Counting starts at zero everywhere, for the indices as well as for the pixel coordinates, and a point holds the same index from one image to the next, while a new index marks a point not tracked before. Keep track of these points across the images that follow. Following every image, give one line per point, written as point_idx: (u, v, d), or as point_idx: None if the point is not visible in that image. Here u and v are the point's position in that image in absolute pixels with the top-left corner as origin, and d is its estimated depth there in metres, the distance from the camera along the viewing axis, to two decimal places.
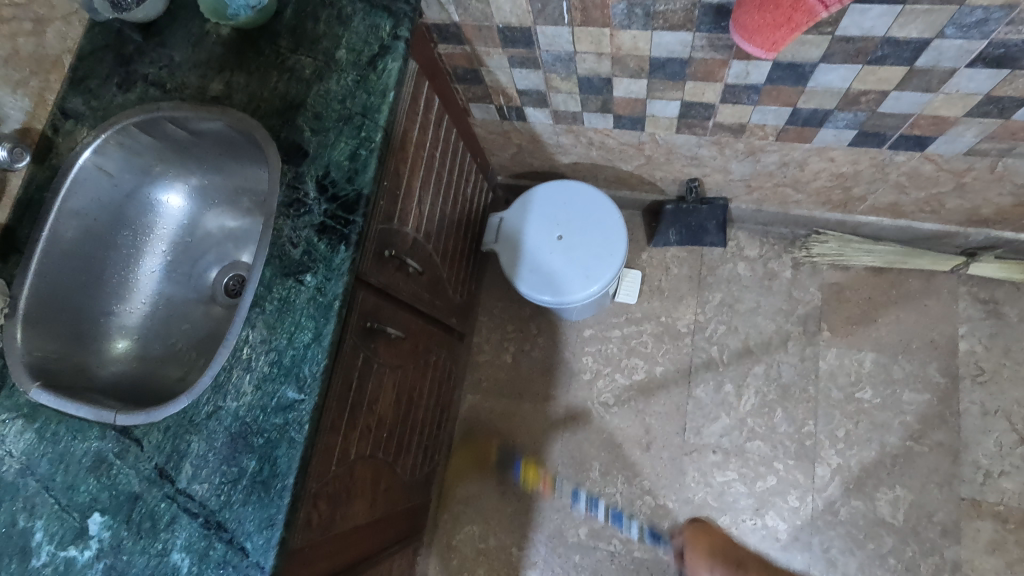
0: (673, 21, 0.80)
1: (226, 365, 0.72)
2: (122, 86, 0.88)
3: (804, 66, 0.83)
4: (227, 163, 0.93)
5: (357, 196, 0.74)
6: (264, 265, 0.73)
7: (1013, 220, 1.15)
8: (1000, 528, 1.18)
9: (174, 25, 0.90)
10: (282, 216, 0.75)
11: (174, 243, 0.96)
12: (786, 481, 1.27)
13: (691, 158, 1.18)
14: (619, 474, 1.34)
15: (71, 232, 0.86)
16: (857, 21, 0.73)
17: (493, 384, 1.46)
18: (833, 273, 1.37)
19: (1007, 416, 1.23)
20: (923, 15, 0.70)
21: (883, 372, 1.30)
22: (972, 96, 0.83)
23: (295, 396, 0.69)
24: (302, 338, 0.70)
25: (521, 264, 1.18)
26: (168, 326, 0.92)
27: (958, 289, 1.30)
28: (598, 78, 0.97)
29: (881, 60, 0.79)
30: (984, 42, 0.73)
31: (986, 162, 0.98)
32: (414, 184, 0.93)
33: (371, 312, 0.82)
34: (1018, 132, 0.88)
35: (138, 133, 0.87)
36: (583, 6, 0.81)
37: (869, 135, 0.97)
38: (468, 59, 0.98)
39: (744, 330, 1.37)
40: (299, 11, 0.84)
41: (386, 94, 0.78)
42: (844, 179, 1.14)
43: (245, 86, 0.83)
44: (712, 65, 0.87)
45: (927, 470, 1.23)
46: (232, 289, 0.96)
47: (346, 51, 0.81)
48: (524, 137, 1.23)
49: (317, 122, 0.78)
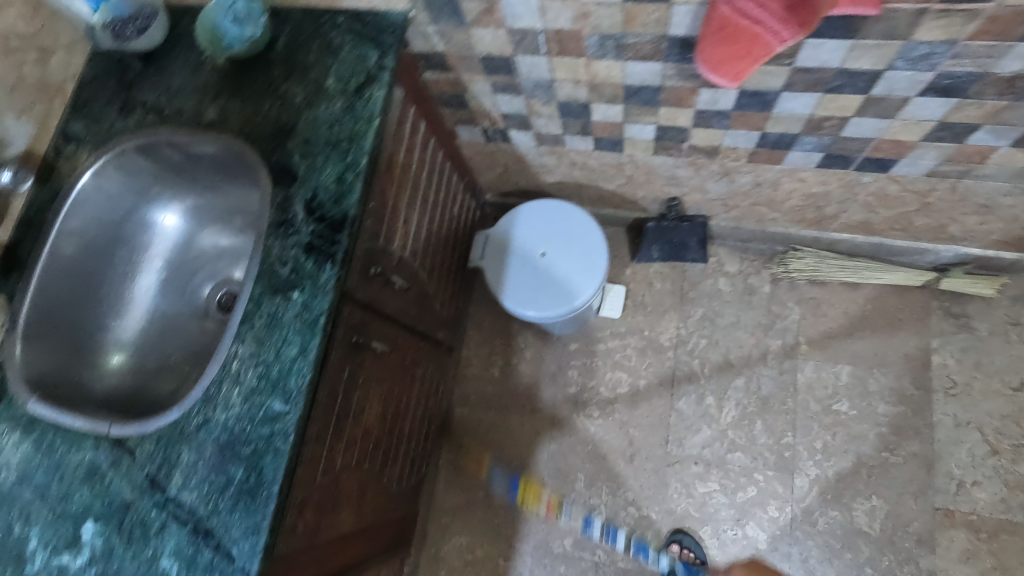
0: (643, 52, 0.85)
1: (217, 378, 0.75)
2: (121, 111, 0.92)
3: (768, 94, 0.88)
4: (221, 184, 0.97)
5: (343, 217, 0.79)
6: (254, 282, 0.77)
7: (979, 238, 1.19)
8: (973, 538, 1.21)
9: (172, 53, 0.94)
10: (272, 236, 0.79)
11: (170, 260, 1.00)
12: (765, 492, 1.30)
13: (669, 178, 1.22)
14: (603, 486, 1.37)
15: (70, 250, 0.90)
16: (813, 54, 0.78)
17: (481, 396, 1.49)
18: (810, 288, 1.41)
19: (978, 427, 1.26)
20: (873, 49, 0.75)
21: (859, 385, 1.33)
22: (927, 122, 0.87)
23: (282, 408, 0.72)
24: (289, 352, 0.74)
25: (506, 279, 1.22)
26: (162, 341, 0.96)
27: (931, 304, 1.35)
28: (576, 104, 1.02)
29: (839, 89, 0.84)
30: (931, 74, 0.78)
31: (947, 183, 1.02)
32: (400, 204, 0.97)
33: (357, 327, 0.86)
34: (974, 155, 0.93)
35: (136, 156, 0.91)
36: (559, 39, 0.86)
37: (835, 157, 1.02)
38: (453, 84, 1.03)
39: (725, 343, 1.41)
40: (292, 42, 0.89)
41: (372, 121, 0.82)
42: (816, 198, 1.19)
43: (239, 112, 0.88)
44: (682, 92, 0.92)
45: (902, 480, 1.26)
46: (225, 304, 1.00)
47: (334, 80, 0.86)
48: (510, 157, 1.28)
49: (307, 147, 0.83)
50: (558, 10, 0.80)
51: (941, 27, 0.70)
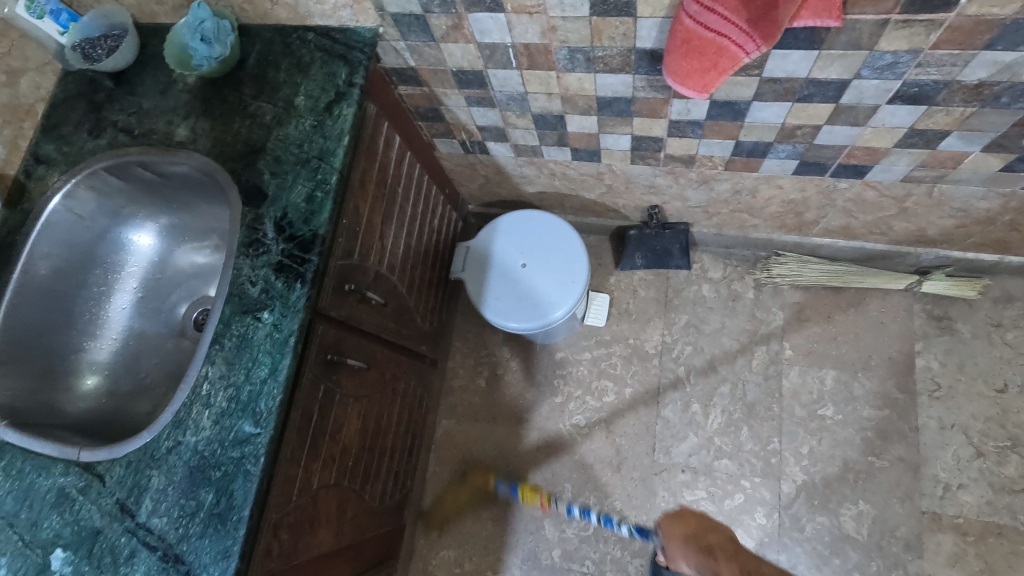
0: (613, 64, 0.85)
1: (187, 401, 0.74)
2: (93, 132, 0.92)
3: (739, 104, 0.88)
4: (196, 203, 0.97)
5: (314, 235, 0.78)
6: (224, 303, 0.77)
7: (959, 240, 1.20)
8: (960, 541, 1.21)
9: (143, 73, 0.94)
10: (241, 256, 0.78)
11: (145, 280, 0.99)
12: (753, 499, 1.30)
13: (648, 186, 1.22)
14: (591, 496, 1.37)
15: (42, 272, 0.89)
16: (780, 64, 0.78)
17: (467, 408, 1.48)
18: (794, 293, 1.41)
19: (963, 430, 1.26)
20: (839, 59, 0.75)
21: (844, 390, 1.33)
22: (898, 129, 0.87)
23: (252, 430, 0.72)
24: (259, 373, 0.73)
25: (488, 291, 1.22)
26: (137, 361, 0.95)
27: (914, 307, 1.35)
28: (551, 115, 1.02)
29: (809, 98, 0.84)
30: (898, 82, 0.78)
31: (923, 188, 1.03)
32: (376, 220, 0.97)
33: (332, 345, 0.85)
34: (946, 161, 0.93)
35: (108, 177, 0.91)
36: (528, 53, 0.86)
37: (811, 165, 1.02)
38: (427, 98, 1.03)
39: (709, 350, 1.41)
40: (261, 60, 0.89)
41: (341, 138, 0.82)
42: (795, 205, 1.19)
43: (210, 131, 0.87)
44: (655, 103, 0.92)
45: (888, 485, 1.26)
46: (201, 322, 0.99)
47: (304, 98, 0.85)
48: (490, 169, 1.28)
49: (276, 165, 0.82)
50: (525, 25, 0.80)
51: (903, 38, 0.70)
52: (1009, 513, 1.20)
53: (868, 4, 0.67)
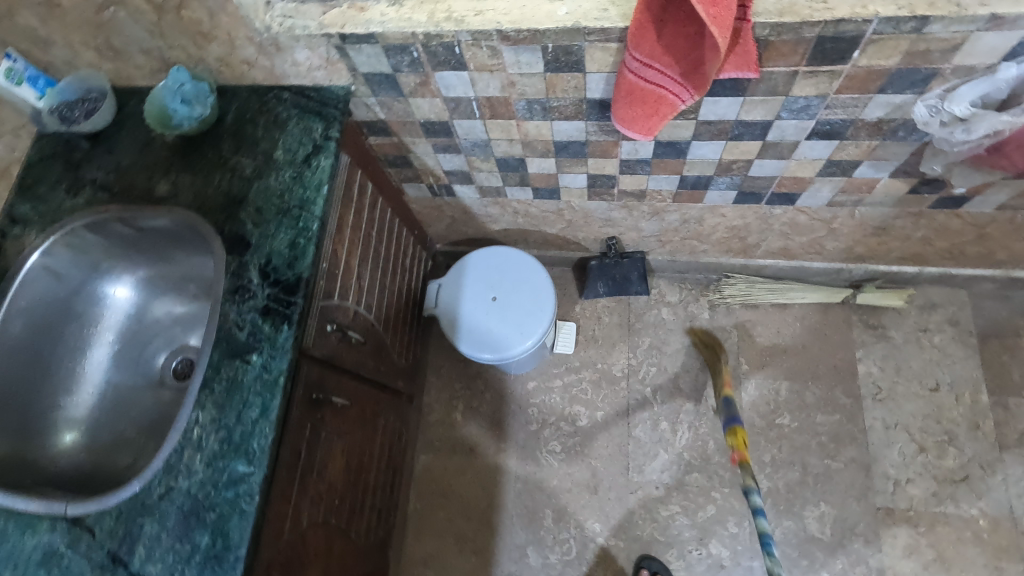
0: (567, 113, 0.94)
1: (178, 447, 0.76)
2: (70, 190, 0.94)
3: (680, 143, 0.99)
4: (174, 255, 0.99)
5: (298, 279, 0.82)
6: (212, 348, 0.79)
7: (883, 255, 1.34)
8: (913, 533, 1.30)
9: (121, 132, 0.98)
10: (228, 302, 0.82)
11: (122, 332, 1.01)
12: (724, 509, 1.37)
13: (606, 220, 1.32)
14: (570, 520, 1.40)
15: (18, 331, 0.89)
16: (712, 109, 0.89)
17: (445, 442, 1.51)
18: (745, 311, 1.52)
19: (905, 428, 1.37)
20: (761, 104, 0.87)
21: (797, 398, 1.43)
22: (817, 160, 1.00)
23: (246, 469, 0.74)
24: (250, 414, 0.76)
25: (461, 324, 1.28)
26: (117, 414, 0.96)
27: (851, 317, 1.47)
28: (513, 159, 1.10)
29: (740, 137, 0.96)
30: (812, 121, 0.90)
31: (846, 210, 1.16)
32: (353, 262, 1.02)
33: (316, 383, 0.89)
34: (862, 186, 1.06)
35: (86, 234, 0.93)
36: (491, 105, 0.94)
37: (748, 194, 1.14)
38: (397, 147, 1.10)
39: (673, 370, 1.49)
40: (239, 117, 0.94)
41: (320, 188, 0.87)
42: (738, 230, 1.30)
43: (190, 185, 0.91)
44: (606, 145, 1.02)
45: (845, 485, 1.35)
46: (181, 371, 1.01)
47: (283, 151, 0.91)
48: (456, 210, 1.36)
49: (258, 215, 0.87)
50: (487, 81, 0.89)
51: (812, 85, 0.82)
52: (953, 503, 1.31)
53: (780, 59, 0.78)
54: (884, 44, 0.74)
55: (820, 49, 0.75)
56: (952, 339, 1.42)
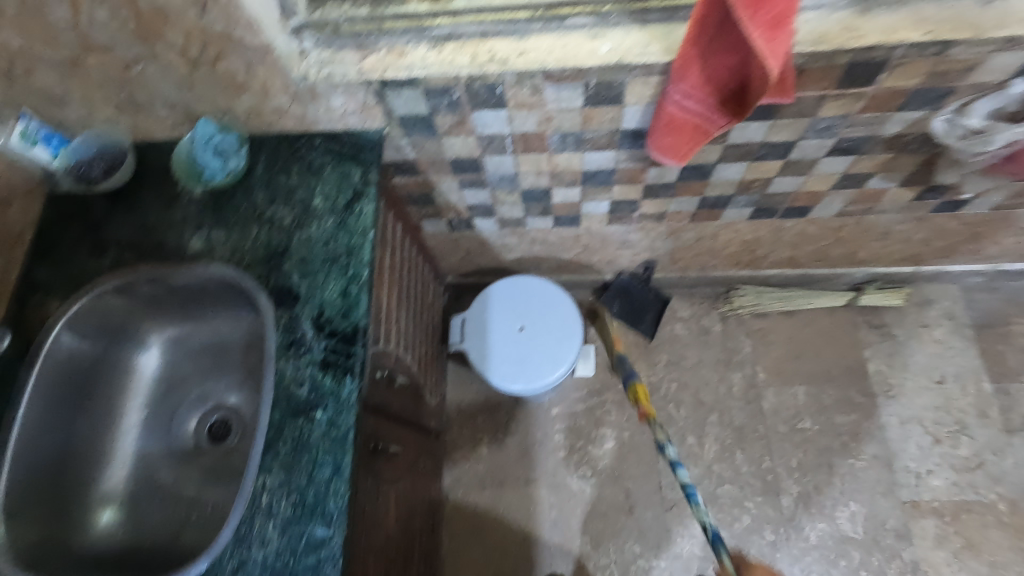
0: (599, 143, 0.96)
1: (246, 516, 0.72)
2: (93, 253, 0.90)
3: (706, 166, 1.03)
4: (204, 309, 0.94)
5: (355, 329, 0.80)
6: (273, 408, 0.77)
7: (883, 258, 1.40)
8: (940, 523, 1.34)
9: (142, 189, 0.94)
10: (283, 358, 0.79)
11: (152, 395, 0.96)
12: (758, 518, 1.39)
13: (622, 242, 1.35)
14: (609, 544, 1.39)
15: (45, 405, 0.84)
16: (741, 133, 0.93)
17: (473, 477, 1.48)
18: (755, 321, 1.56)
19: (920, 421, 1.43)
20: (789, 126, 0.91)
21: (815, 401, 1.47)
22: (834, 174, 1.05)
23: (324, 532, 0.71)
24: (322, 474, 0.73)
25: (490, 357, 1.27)
26: (153, 484, 0.91)
27: (856, 319, 1.53)
28: (538, 190, 1.11)
29: (764, 157, 1.00)
30: (834, 139, 0.94)
31: (854, 219, 1.22)
32: (391, 306, 1.00)
33: (373, 433, 0.86)
34: (871, 196, 1.12)
35: (111, 297, 0.88)
36: (524, 140, 0.95)
37: (764, 210, 1.18)
38: (422, 185, 1.10)
39: (693, 384, 1.52)
40: (270, 166, 0.92)
41: (366, 234, 0.86)
42: (749, 244, 1.35)
43: (226, 241, 0.88)
44: (634, 171, 1.04)
45: (870, 482, 1.39)
46: (217, 433, 0.95)
47: (321, 199, 0.89)
48: (473, 242, 1.36)
49: (304, 266, 0.85)
50: (524, 117, 0.90)
51: (839, 106, 0.86)
52: (973, 490, 1.36)
53: (811, 83, 0.82)
54: (908, 67, 0.79)
55: (849, 74, 0.80)
56: (951, 332, 1.49)
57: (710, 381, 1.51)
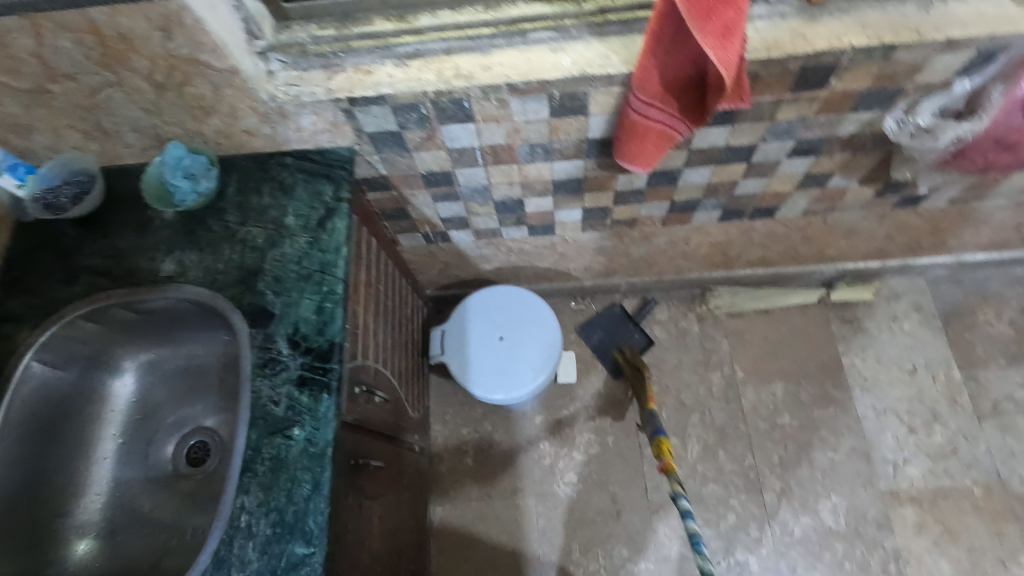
0: (568, 153, 0.98)
1: (226, 538, 0.72)
2: (63, 280, 0.89)
3: (672, 171, 1.05)
4: (178, 334, 0.95)
5: (330, 344, 0.81)
6: (249, 428, 0.77)
7: (850, 254, 1.44)
8: (919, 511, 1.37)
9: (112, 215, 0.94)
10: (259, 377, 0.79)
11: (127, 423, 0.95)
12: (744, 515, 1.40)
13: (597, 249, 1.37)
14: (598, 550, 1.39)
15: (16, 438, 0.82)
16: (703, 138, 0.95)
17: (460, 490, 1.48)
18: (732, 321, 1.59)
19: (895, 412, 1.46)
20: (749, 130, 0.94)
21: (793, 397, 1.50)
22: (796, 175, 1.08)
23: (305, 550, 0.71)
24: (301, 491, 0.73)
25: (471, 368, 1.27)
26: (131, 512, 0.90)
27: (829, 315, 1.57)
28: (511, 201, 1.13)
29: (728, 161, 1.03)
30: (793, 141, 0.98)
31: (820, 217, 1.25)
32: (369, 321, 1.01)
33: (353, 449, 0.86)
34: (834, 195, 1.16)
35: (83, 324, 0.88)
36: (494, 152, 0.97)
37: (732, 212, 1.21)
38: (395, 201, 1.11)
39: (674, 386, 1.54)
40: (242, 187, 0.93)
41: (340, 250, 0.87)
42: (721, 246, 1.38)
43: (198, 262, 0.88)
44: (603, 179, 1.07)
45: (850, 475, 1.41)
46: (196, 457, 0.96)
47: (294, 218, 0.90)
48: (450, 255, 1.37)
49: (278, 284, 0.85)
50: (492, 130, 0.91)
51: (795, 109, 0.89)
52: (948, 476, 1.39)
53: (767, 89, 0.85)
54: (857, 70, 0.82)
55: (802, 78, 0.83)
56: (920, 323, 1.54)
57: (691, 382, 1.53)
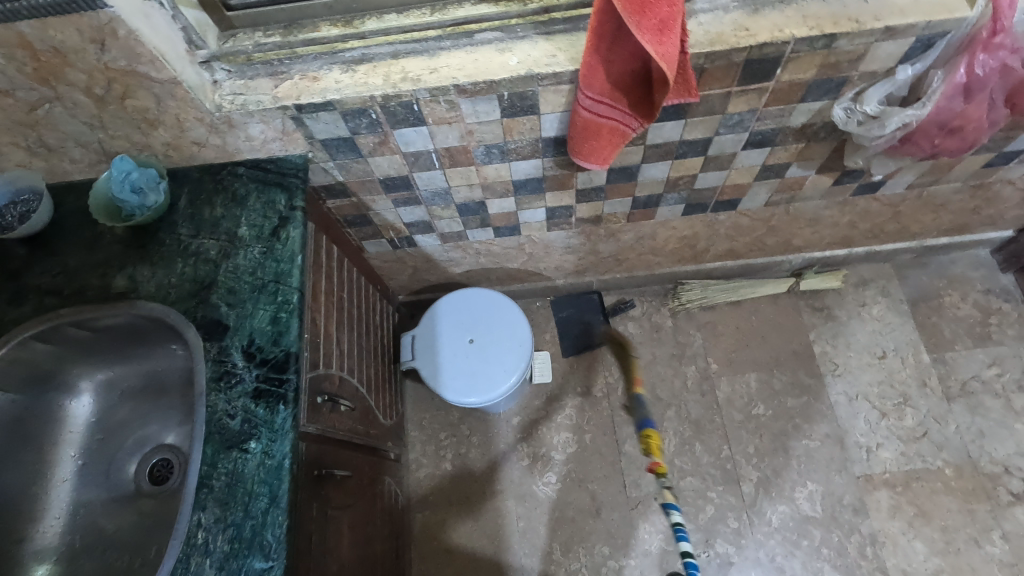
0: (524, 153, 0.98)
1: (182, 557, 0.70)
2: (12, 301, 0.87)
3: (631, 168, 1.06)
4: (135, 350, 0.93)
5: (286, 354, 0.80)
6: (205, 443, 0.75)
7: (816, 243, 1.46)
8: (893, 494, 1.39)
9: (63, 232, 0.92)
10: (214, 391, 0.78)
11: (87, 444, 0.93)
12: (722, 507, 1.41)
13: (565, 248, 1.37)
14: (579, 549, 1.39)
15: None
16: (657, 133, 0.96)
17: (439, 495, 1.47)
18: (704, 314, 1.60)
19: (866, 397, 1.48)
20: (701, 124, 0.95)
21: (766, 387, 1.51)
22: (754, 167, 1.09)
23: (264, 565, 0.70)
24: (258, 504, 0.72)
25: (443, 373, 1.27)
26: (93, 535, 0.88)
27: (799, 304, 1.59)
28: (473, 203, 1.13)
29: (685, 155, 1.03)
30: (747, 133, 0.98)
31: (782, 208, 1.26)
32: (331, 329, 1.00)
33: (317, 460, 0.85)
34: (794, 184, 1.17)
35: (35, 344, 0.85)
36: (450, 154, 0.97)
37: (695, 205, 1.22)
38: (356, 207, 1.10)
39: (649, 381, 1.54)
40: (194, 199, 0.92)
41: (294, 259, 0.86)
42: (688, 240, 1.39)
43: (151, 277, 0.87)
44: (562, 177, 1.07)
45: (825, 461, 1.43)
46: (159, 474, 0.94)
47: (247, 228, 0.89)
48: (418, 259, 1.36)
49: (232, 296, 0.84)
50: (445, 132, 0.91)
51: (744, 101, 0.90)
52: (921, 458, 1.41)
53: (714, 82, 0.85)
54: (801, 61, 0.83)
55: (748, 71, 0.83)
56: (888, 309, 1.56)
57: (666, 377, 1.54)
